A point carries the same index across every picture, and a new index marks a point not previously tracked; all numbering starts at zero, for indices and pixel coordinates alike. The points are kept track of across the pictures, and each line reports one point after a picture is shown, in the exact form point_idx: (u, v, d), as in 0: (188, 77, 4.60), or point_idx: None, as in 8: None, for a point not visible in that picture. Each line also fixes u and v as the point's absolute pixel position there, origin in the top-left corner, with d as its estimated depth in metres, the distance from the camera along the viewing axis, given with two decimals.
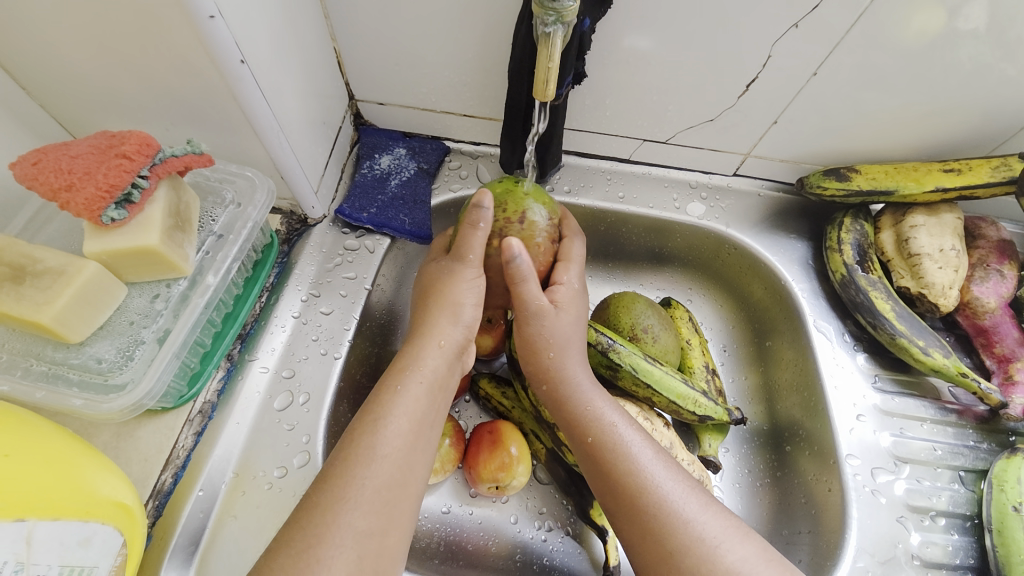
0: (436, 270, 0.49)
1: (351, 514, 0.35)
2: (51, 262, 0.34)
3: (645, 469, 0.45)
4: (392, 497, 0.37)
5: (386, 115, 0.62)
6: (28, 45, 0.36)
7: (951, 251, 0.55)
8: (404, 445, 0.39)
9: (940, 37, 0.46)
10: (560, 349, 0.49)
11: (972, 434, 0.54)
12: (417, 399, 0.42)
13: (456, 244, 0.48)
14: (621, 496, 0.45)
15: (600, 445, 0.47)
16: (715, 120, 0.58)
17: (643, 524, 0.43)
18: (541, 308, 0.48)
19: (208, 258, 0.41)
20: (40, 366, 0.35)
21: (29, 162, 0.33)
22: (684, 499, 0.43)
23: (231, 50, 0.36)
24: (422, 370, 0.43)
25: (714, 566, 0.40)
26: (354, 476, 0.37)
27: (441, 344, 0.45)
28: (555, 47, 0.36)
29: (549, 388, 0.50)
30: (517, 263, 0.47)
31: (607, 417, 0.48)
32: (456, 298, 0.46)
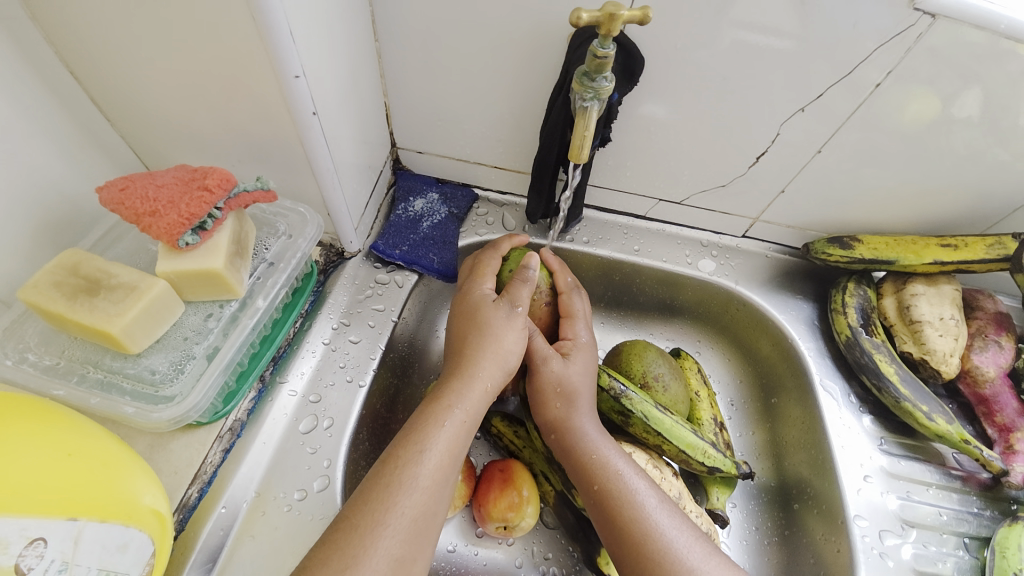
0: (485, 303, 0.51)
1: (386, 540, 0.37)
2: (125, 278, 0.37)
3: (650, 515, 0.46)
4: (424, 527, 0.39)
5: (422, 163, 0.67)
6: (126, 90, 0.41)
7: (950, 320, 0.58)
8: (437, 473, 0.41)
9: (936, 121, 0.50)
10: (568, 399, 0.52)
11: (975, 500, 0.55)
12: (456, 430, 0.44)
13: (507, 290, 0.52)
14: (628, 540, 0.45)
15: (608, 492, 0.48)
16: (726, 185, 0.62)
17: (650, 571, 0.44)
18: (548, 356, 0.53)
19: (259, 283, 0.44)
20: (96, 374, 0.37)
21: (117, 188, 0.36)
22: (687, 544, 0.45)
23: (306, 104, 0.40)
24: (463, 406, 0.45)
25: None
26: (394, 503, 0.39)
27: (486, 387, 0.47)
28: (591, 119, 0.41)
29: (556, 439, 0.52)
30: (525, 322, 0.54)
31: (617, 464, 0.49)
32: (501, 338, 0.49)
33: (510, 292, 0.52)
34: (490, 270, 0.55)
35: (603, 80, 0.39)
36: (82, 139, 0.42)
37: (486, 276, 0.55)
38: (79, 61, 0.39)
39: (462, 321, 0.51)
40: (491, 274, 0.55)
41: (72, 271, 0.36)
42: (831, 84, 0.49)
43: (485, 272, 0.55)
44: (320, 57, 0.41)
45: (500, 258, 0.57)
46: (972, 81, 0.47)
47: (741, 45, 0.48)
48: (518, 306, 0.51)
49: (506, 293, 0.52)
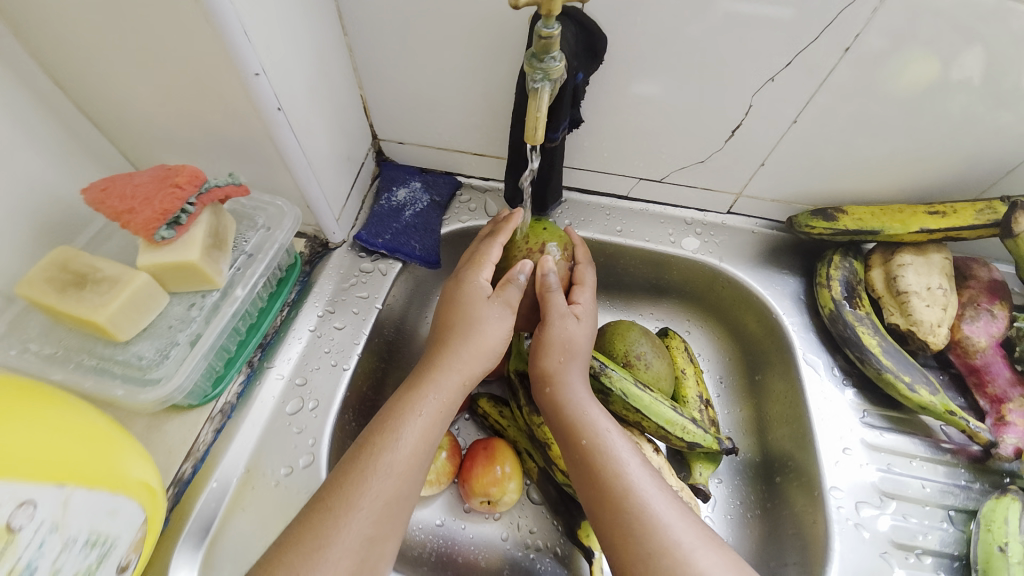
0: (480, 298, 0.52)
1: (359, 520, 0.40)
2: (110, 271, 0.40)
3: (631, 474, 0.45)
4: (397, 508, 0.42)
5: (405, 153, 0.69)
6: (107, 97, 0.44)
7: (938, 290, 0.57)
8: (411, 457, 0.44)
9: (935, 85, 0.49)
10: (571, 356, 0.51)
11: (964, 473, 0.54)
12: (431, 419, 0.46)
13: (499, 289, 0.52)
14: (605, 497, 0.44)
15: (594, 448, 0.46)
16: (705, 161, 0.62)
17: (625, 526, 0.42)
18: (565, 314, 0.53)
19: (239, 273, 0.47)
20: (90, 361, 0.40)
21: (98, 189, 0.39)
22: (664, 505, 0.43)
23: (270, 100, 0.42)
24: (439, 395, 0.47)
25: (689, 570, 0.39)
26: (367, 486, 0.41)
27: (463, 374, 0.49)
28: (542, 100, 0.41)
29: (550, 392, 0.50)
30: (551, 278, 0.53)
31: (602, 421, 0.48)
32: (484, 326, 0.50)
33: (503, 293, 0.52)
34: (489, 259, 0.54)
35: (552, 61, 0.40)
36: (72, 144, 0.45)
37: (484, 266, 0.54)
38: (62, 71, 0.42)
39: (452, 309, 0.52)
40: (489, 264, 0.54)
41: (63, 266, 0.40)
42: (799, 53, 0.48)
43: (483, 262, 0.54)
44: (282, 55, 0.43)
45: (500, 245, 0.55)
46: (972, 40, 0.45)
47: (737, 18, 0.47)
48: (509, 307, 0.52)
49: (500, 293, 0.52)
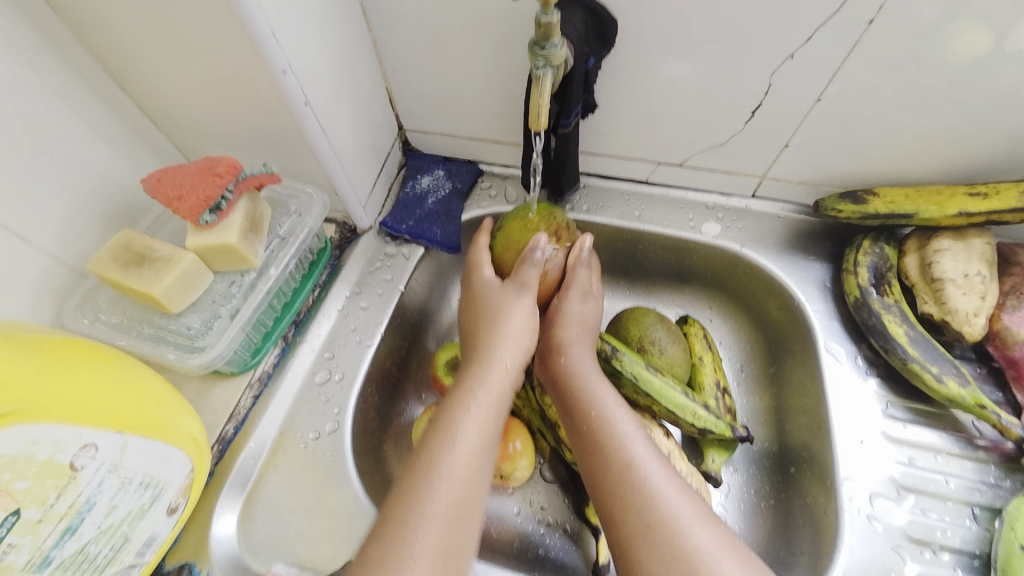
0: (494, 288, 0.55)
1: (428, 527, 0.40)
2: (163, 251, 0.45)
3: (634, 448, 0.46)
4: (465, 512, 0.41)
5: (429, 142, 0.72)
6: (162, 96, 0.50)
7: (977, 277, 0.53)
8: (470, 459, 0.43)
9: (987, 57, 0.46)
10: (585, 332, 0.55)
11: (993, 470, 0.52)
12: (483, 415, 0.46)
13: (517, 273, 0.55)
14: (607, 468, 0.45)
15: (601, 422, 0.47)
16: (725, 144, 0.61)
17: (625, 495, 0.43)
18: (584, 292, 0.57)
19: (273, 255, 0.52)
20: (148, 330, 0.47)
21: (153, 178, 0.45)
22: (664, 479, 0.43)
23: (297, 95, 0.47)
24: (486, 390, 0.48)
25: (684, 543, 0.40)
26: (432, 490, 0.41)
27: (506, 368, 0.50)
28: (544, 87, 0.42)
29: (564, 362, 0.53)
30: (583, 255, 0.57)
31: (608, 397, 0.50)
32: (517, 317, 0.53)
33: (520, 274, 0.54)
34: (484, 261, 0.58)
35: (554, 47, 0.41)
36: (135, 140, 0.52)
37: (484, 266, 0.58)
38: (125, 75, 0.48)
39: (484, 300, 0.55)
40: (489, 262, 0.58)
41: (126, 247, 0.45)
42: (819, 28, 0.47)
43: (480, 263, 0.58)
44: (308, 53, 0.47)
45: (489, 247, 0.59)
46: None
47: None
48: (527, 288, 0.54)
49: (515, 276, 0.54)
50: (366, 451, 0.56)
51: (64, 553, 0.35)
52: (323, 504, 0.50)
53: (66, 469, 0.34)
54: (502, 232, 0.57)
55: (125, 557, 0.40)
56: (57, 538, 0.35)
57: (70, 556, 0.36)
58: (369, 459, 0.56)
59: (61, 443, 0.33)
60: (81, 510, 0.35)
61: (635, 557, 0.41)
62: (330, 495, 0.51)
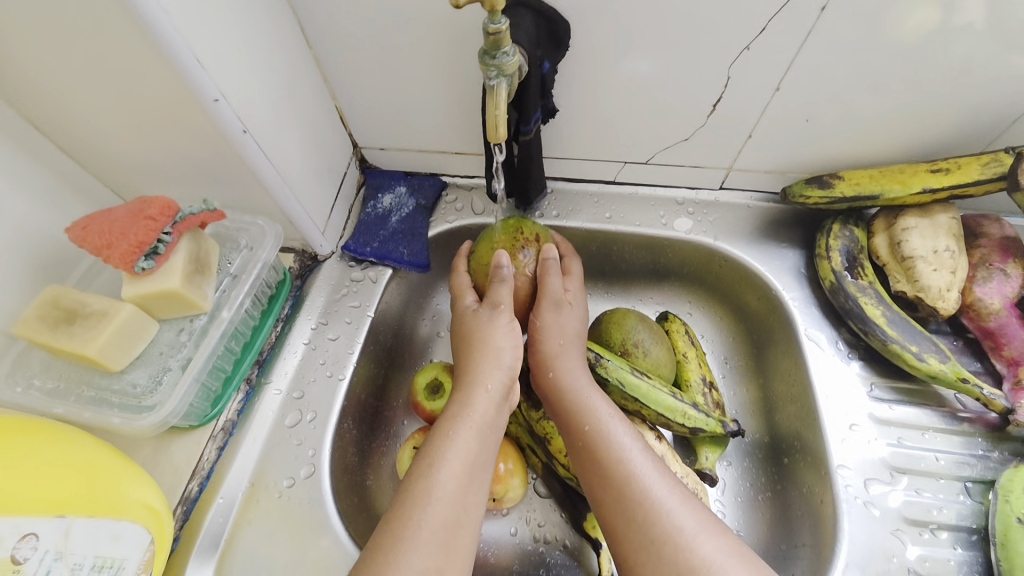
0: (469, 313, 0.52)
1: (411, 554, 0.38)
2: (96, 305, 0.41)
3: (631, 459, 0.44)
4: (452, 537, 0.40)
5: (387, 158, 0.69)
6: (84, 134, 0.45)
7: (945, 252, 0.54)
8: (459, 486, 0.42)
9: (937, 31, 0.45)
10: (568, 342, 0.51)
11: (980, 442, 0.52)
12: (467, 439, 0.44)
13: (489, 291, 0.52)
14: (606, 484, 0.43)
15: (596, 436, 0.46)
16: (689, 138, 0.60)
17: (626, 511, 0.41)
18: (559, 299, 0.52)
19: (225, 296, 0.48)
20: (89, 392, 0.42)
21: (79, 227, 0.40)
22: (665, 491, 0.42)
23: (233, 123, 0.43)
24: (470, 413, 0.46)
25: (691, 557, 0.38)
26: (414, 519, 0.39)
27: (489, 390, 0.47)
28: (500, 97, 0.40)
29: (553, 377, 0.50)
30: (551, 261, 0.54)
31: (603, 409, 0.48)
32: (496, 341, 0.50)
33: (491, 294, 0.51)
34: (464, 285, 0.55)
35: (505, 56, 0.39)
36: (59, 185, 0.47)
37: (466, 291, 0.55)
38: (39, 116, 0.43)
39: (463, 330, 0.52)
40: (469, 287, 0.55)
41: (53, 304, 0.41)
42: (772, 17, 0.46)
43: (462, 289, 0.55)
44: (243, 78, 0.44)
45: (467, 270, 0.57)
46: None
47: None
48: (501, 305, 0.51)
49: (487, 296, 0.51)
50: (348, 490, 0.53)
51: None
52: (305, 556, 0.47)
53: (8, 563, 0.31)
54: (474, 256, 0.56)
55: None
56: None
57: None
58: (352, 499, 0.53)
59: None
60: None
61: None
62: (313, 545, 0.47)
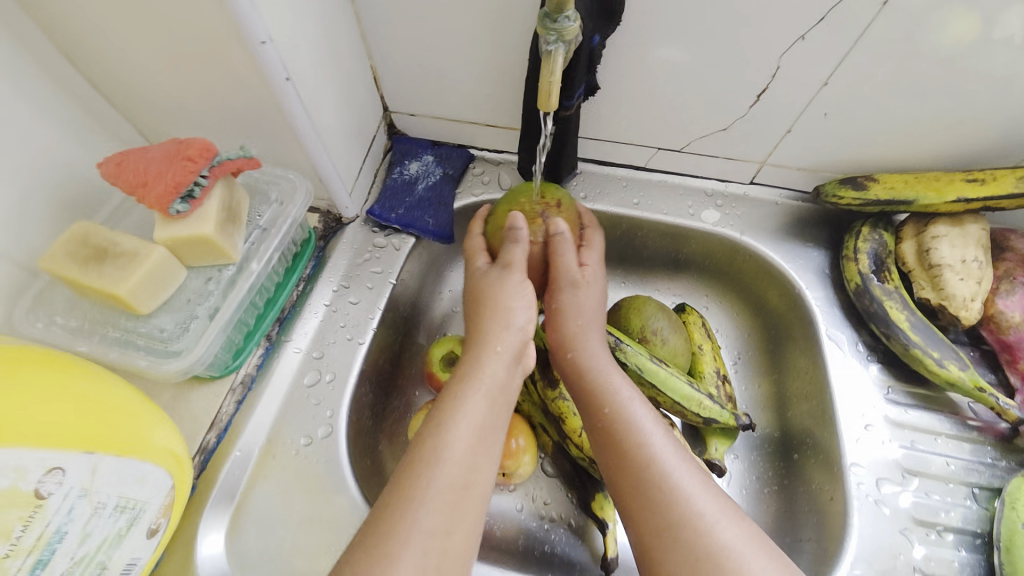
0: (479, 274, 0.51)
1: (419, 514, 0.36)
2: (127, 245, 0.40)
3: (653, 443, 0.44)
4: (459, 500, 0.38)
5: (416, 125, 0.67)
6: (115, 70, 0.44)
7: (973, 263, 0.54)
8: (468, 449, 0.40)
9: (974, 45, 0.46)
10: (586, 323, 0.50)
11: (990, 450, 0.53)
12: (480, 403, 0.42)
13: (501, 252, 0.51)
14: (625, 465, 0.43)
15: (617, 418, 0.45)
16: (728, 129, 0.59)
17: (645, 493, 0.41)
18: (575, 279, 0.51)
19: (254, 248, 0.47)
20: (114, 333, 0.42)
21: (113, 163, 0.40)
22: (686, 476, 0.41)
23: (278, 70, 0.42)
24: (484, 377, 0.44)
25: (710, 542, 0.38)
26: (424, 479, 0.37)
27: (498, 351, 0.46)
28: (556, 64, 0.40)
29: (573, 358, 0.49)
30: (561, 235, 0.51)
31: (626, 390, 0.47)
32: (507, 301, 0.48)
33: (504, 255, 0.50)
34: (479, 246, 0.55)
35: (566, 20, 0.38)
36: (87, 121, 0.46)
37: (479, 253, 0.54)
38: (72, 46, 0.42)
39: (473, 291, 0.51)
40: (484, 250, 0.54)
41: (83, 241, 0.40)
42: (832, 9, 0.45)
43: (475, 251, 0.55)
44: (288, 24, 0.42)
45: (484, 234, 0.56)
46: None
47: None
48: (511, 267, 0.50)
49: (499, 257, 0.51)
50: (362, 453, 0.53)
51: None
52: (321, 513, 0.47)
53: (31, 497, 0.30)
54: (491, 220, 0.55)
55: None
56: None
57: None
58: (365, 461, 0.53)
59: (23, 469, 0.30)
60: (50, 543, 0.31)
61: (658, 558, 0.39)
62: (328, 503, 0.47)
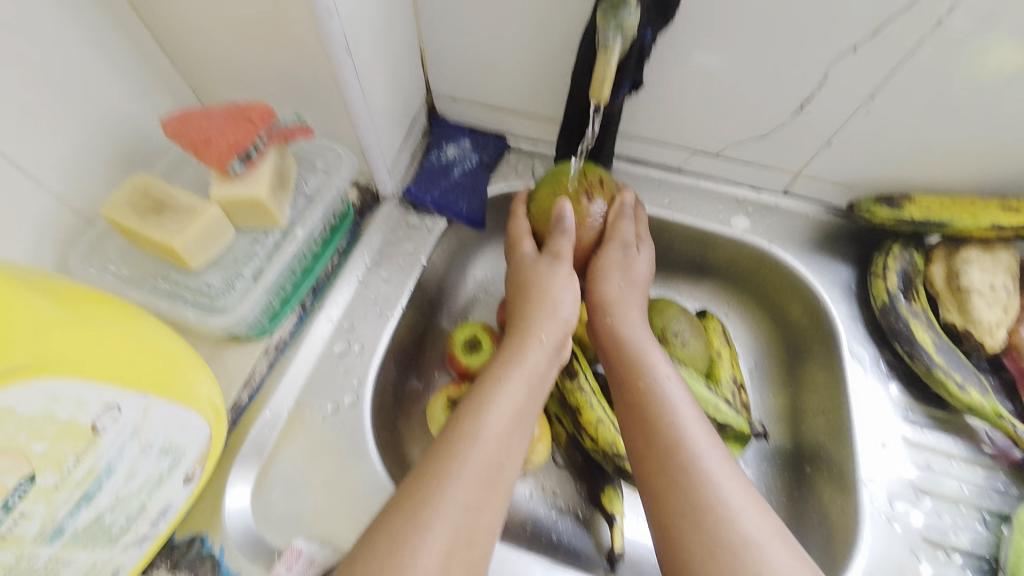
0: (528, 261, 0.52)
1: (454, 486, 0.37)
2: (185, 201, 0.41)
3: (685, 426, 0.44)
4: (493, 478, 0.39)
5: (455, 110, 0.68)
6: (181, 28, 0.45)
7: (1001, 289, 0.55)
8: (505, 430, 0.41)
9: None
10: (630, 284, 0.54)
11: (1002, 477, 0.54)
12: (519, 387, 0.43)
13: (548, 243, 0.52)
14: (654, 445, 0.44)
15: (651, 392, 0.46)
16: (768, 135, 0.59)
17: (672, 475, 0.42)
18: (628, 244, 0.54)
19: (299, 215, 0.49)
20: (164, 286, 0.43)
21: (176, 120, 0.41)
22: (715, 464, 0.42)
23: (338, 38, 0.42)
24: (524, 362, 0.45)
25: (731, 529, 0.39)
26: (460, 453, 0.38)
27: (543, 340, 0.47)
28: (613, 54, 0.43)
29: (612, 323, 0.52)
30: (629, 206, 0.54)
31: (662, 369, 0.48)
32: (555, 290, 0.50)
33: (552, 244, 0.52)
34: (523, 231, 0.55)
35: (625, 15, 0.42)
36: (148, 78, 0.47)
37: (524, 236, 0.54)
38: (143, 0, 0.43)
39: (522, 273, 0.52)
40: (529, 233, 0.54)
41: (142, 193, 0.41)
42: (886, 21, 0.45)
43: (519, 235, 0.55)
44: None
45: (529, 216, 0.56)
46: None
47: None
48: (560, 256, 0.51)
49: (547, 247, 0.52)
50: (383, 426, 0.54)
51: (78, 522, 0.33)
52: (343, 479, 0.48)
53: (87, 431, 0.31)
54: (536, 202, 0.54)
55: (140, 527, 0.37)
56: (71, 507, 0.32)
57: (85, 526, 0.33)
58: (386, 435, 0.54)
59: (84, 403, 0.31)
60: (99, 478, 0.33)
61: (678, 538, 0.40)
62: (350, 471, 0.48)
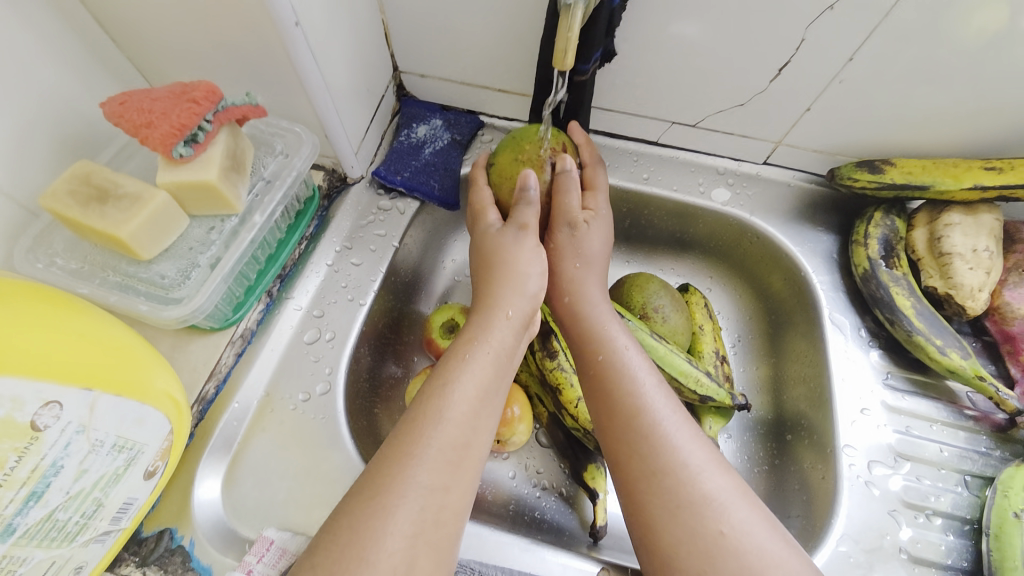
0: (491, 233, 0.51)
1: (416, 468, 0.36)
2: (130, 188, 0.40)
3: (645, 393, 0.43)
4: (458, 458, 0.38)
5: (425, 87, 0.65)
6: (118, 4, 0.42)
7: (984, 252, 0.54)
8: (470, 409, 0.40)
9: (999, 36, 0.45)
10: (587, 264, 0.52)
11: (985, 440, 0.53)
12: (484, 366, 0.42)
13: (512, 213, 0.51)
14: (614, 415, 0.43)
15: (609, 364, 0.45)
16: (746, 104, 0.57)
17: (633, 441, 0.41)
18: (574, 220, 0.52)
19: (257, 200, 0.47)
20: (114, 277, 0.42)
21: (116, 102, 0.39)
22: (675, 426, 0.41)
23: (287, 13, 0.40)
24: (487, 339, 0.44)
25: (692, 491, 0.38)
26: (422, 435, 0.37)
27: (509, 316, 0.46)
28: (574, 19, 0.41)
29: (569, 302, 0.51)
30: (567, 174, 0.52)
31: (621, 338, 0.47)
32: (521, 265, 0.49)
33: (515, 215, 0.51)
34: (486, 203, 0.54)
35: None
36: (89, 59, 0.44)
37: (488, 209, 0.54)
38: None
39: (484, 246, 0.51)
40: (491, 205, 0.54)
41: (85, 180, 0.40)
42: None
43: (483, 206, 0.54)
44: None
45: (489, 185, 0.56)
46: None
47: None
48: (524, 226, 0.50)
49: (511, 217, 0.51)
50: (359, 413, 0.53)
51: (29, 521, 0.32)
52: (317, 467, 0.47)
53: (27, 429, 0.30)
54: (497, 167, 0.55)
55: (99, 523, 0.37)
56: (19, 505, 0.31)
57: (36, 525, 0.32)
58: (362, 422, 0.53)
59: (20, 400, 0.30)
60: (45, 475, 0.32)
61: (642, 503, 0.39)
62: (324, 458, 0.48)
